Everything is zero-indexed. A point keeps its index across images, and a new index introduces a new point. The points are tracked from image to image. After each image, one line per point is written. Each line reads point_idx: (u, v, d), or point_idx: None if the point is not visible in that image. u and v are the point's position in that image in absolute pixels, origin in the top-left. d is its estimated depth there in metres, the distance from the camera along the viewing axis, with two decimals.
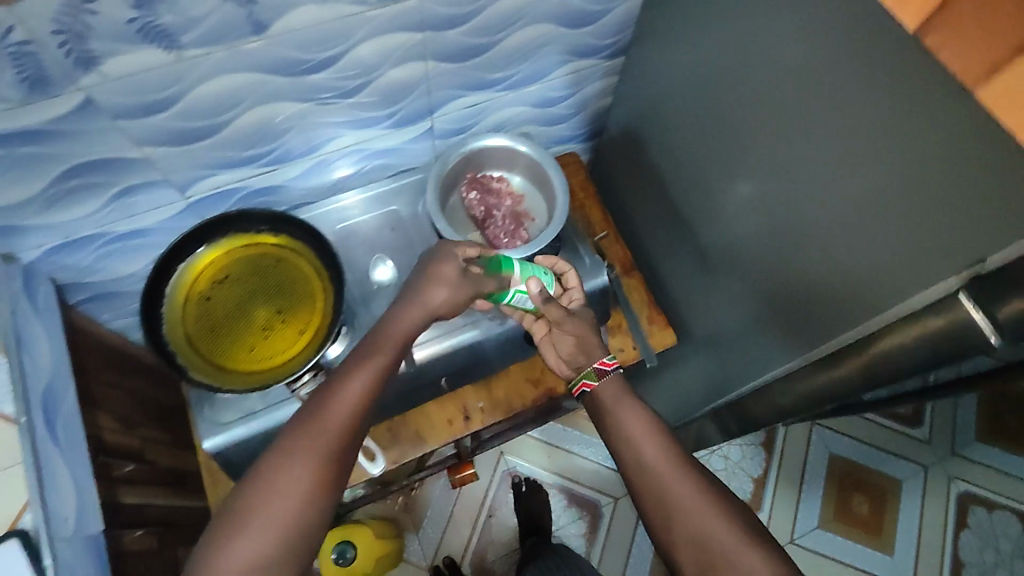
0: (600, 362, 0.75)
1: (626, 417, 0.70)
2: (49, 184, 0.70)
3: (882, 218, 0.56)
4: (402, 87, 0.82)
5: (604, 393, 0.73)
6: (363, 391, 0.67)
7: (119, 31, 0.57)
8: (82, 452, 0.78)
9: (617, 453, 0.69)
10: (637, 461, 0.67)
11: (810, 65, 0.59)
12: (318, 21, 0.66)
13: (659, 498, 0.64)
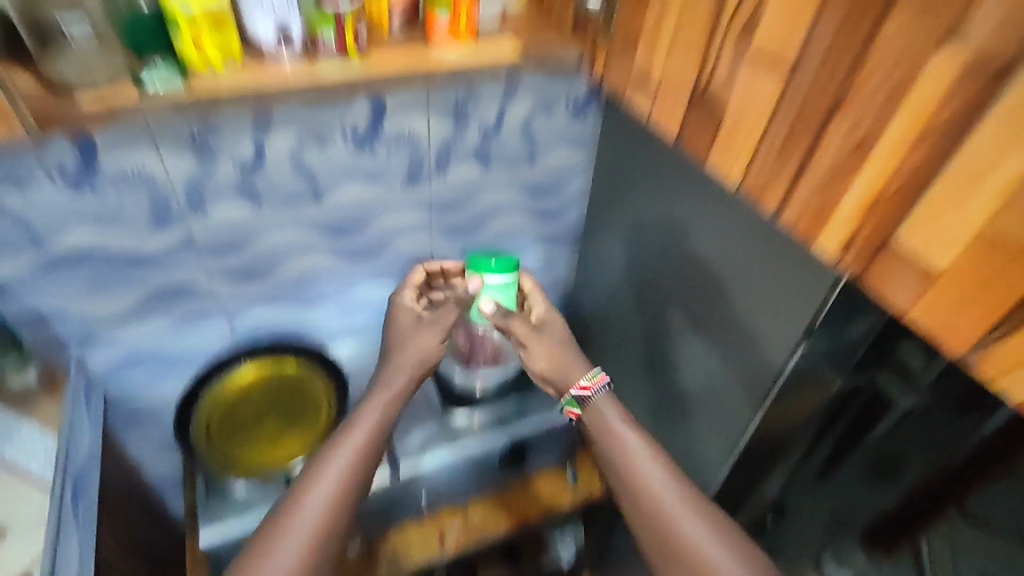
0: (581, 387, 0.82)
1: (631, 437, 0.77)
2: (136, 300, 0.93)
3: (742, 317, 0.70)
4: (412, 253, 1.10)
5: (612, 423, 0.79)
6: (343, 469, 0.75)
7: (227, 189, 0.86)
8: (89, 536, 0.85)
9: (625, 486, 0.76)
10: (658, 515, 0.73)
11: (700, 239, 0.74)
12: (357, 195, 0.96)
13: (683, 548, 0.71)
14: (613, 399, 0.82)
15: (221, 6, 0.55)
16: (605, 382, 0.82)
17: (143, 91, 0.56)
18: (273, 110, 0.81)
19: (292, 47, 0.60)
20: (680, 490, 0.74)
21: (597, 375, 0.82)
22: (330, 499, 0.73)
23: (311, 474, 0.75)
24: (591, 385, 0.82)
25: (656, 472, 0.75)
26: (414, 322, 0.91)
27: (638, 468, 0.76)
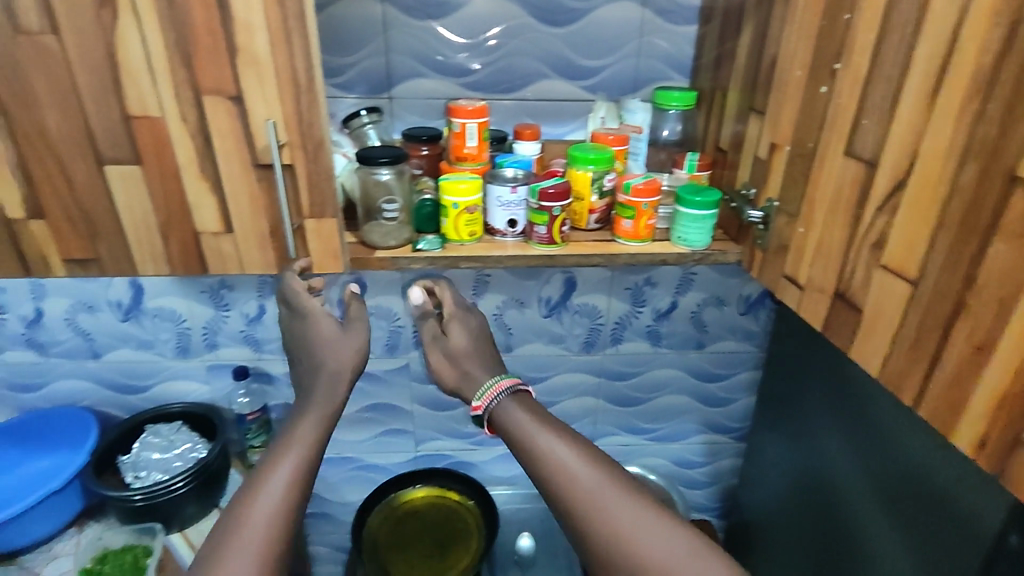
0: (473, 407, 0.70)
1: (539, 430, 0.64)
2: (355, 410, 1.16)
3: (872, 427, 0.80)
4: (577, 413, 1.21)
5: (515, 412, 0.67)
6: (289, 483, 0.61)
7: None
8: None
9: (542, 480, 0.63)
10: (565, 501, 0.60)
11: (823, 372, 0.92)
12: (540, 353, 1.13)
13: (617, 561, 0.57)
14: (527, 403, 0.68)
15: (478, 204, 0.72)
16: (499, 390, 0.68)
17: (412, 252, 0.71)
18: (491, 276, 1.04)
19: (516, 231, 0.75)
20: (588, 475, 0.60)
21: (485, 391, 0.69)
22: (279, 519, 0.59)
23: (251, 496, 0.60)
24: (482, 403, 0.69)
25: (572, 457, 0.62)
26: (334, 331, 0.71)
27: (544, 450, 0.63)
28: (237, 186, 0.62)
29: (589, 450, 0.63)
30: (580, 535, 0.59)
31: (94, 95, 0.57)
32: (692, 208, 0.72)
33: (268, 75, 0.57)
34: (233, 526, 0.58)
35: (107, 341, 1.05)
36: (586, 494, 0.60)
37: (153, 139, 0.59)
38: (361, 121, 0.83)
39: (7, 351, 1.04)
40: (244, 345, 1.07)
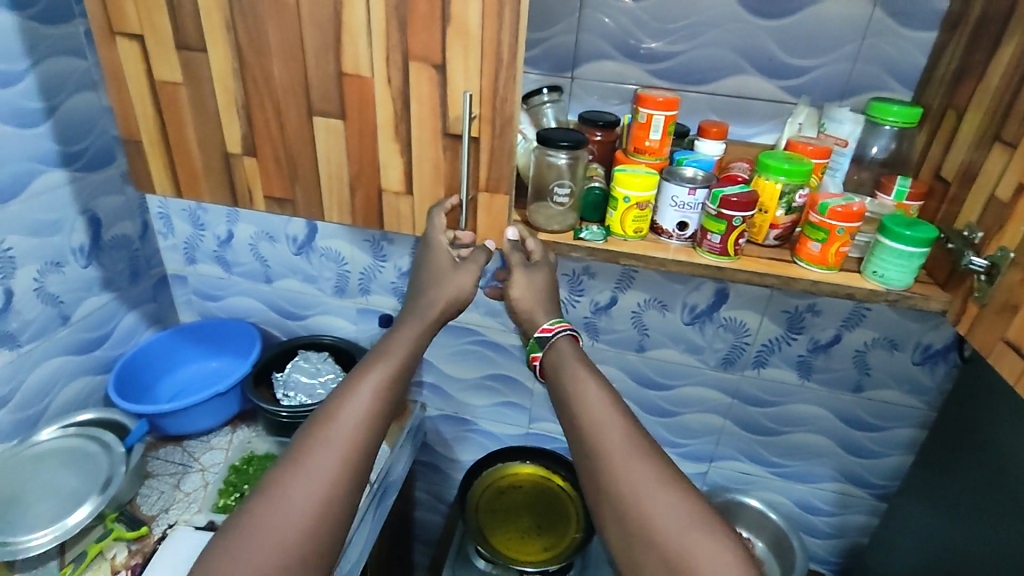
0: (540, 329, 0.68)
1: (586, 376, 0.63)
2: (480, 376, 1.19)
3: None
4: (699, 428, 1.15)
5: (564, 355, 0.66)
6: (376, 399, 0.60)
7: (577, 319, 1.08)
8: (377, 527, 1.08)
9: (575, 427, 0.61)
10: (598, 450, 0.58)
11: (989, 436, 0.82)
12: (675, 360, 1.08)
13: (629, 509, 0.54)
14: (577, 346, 0.67)
15: (652, 201, 0.69)
16: (564, 327, 0.68)
17: (574, 240, 0.70)
18: (637, 273, 1.01)
19: (684, 234, 0.71)
20: (627, 430, 0.59)
21: (554, 322, 0.68)
22: (357, 432, 0.57)
23: (330, 407, 0.58)
24: (551, 328, 0.68)
25: (611, 405, 0.61)
26: (448, 267, 0.68)
27: (587, 398, 0.61)
28: (424, 150, 0.65)
29: (619, 401, 0.62)
30: (592, 476, 0.57)
31: (318, 51, 0.62)
32: (896, 243, 0.64)
33: (473, 46, 0.58)
34: (311, 431, 0.57)
35: (279, 269, 1.16)
36: (617, 446, 0.57)
37: (359, 97, 0.63)
38: (541, 99, 0.82)
39: (200, 263, 1.19)
40: (392, 295, 1.14)
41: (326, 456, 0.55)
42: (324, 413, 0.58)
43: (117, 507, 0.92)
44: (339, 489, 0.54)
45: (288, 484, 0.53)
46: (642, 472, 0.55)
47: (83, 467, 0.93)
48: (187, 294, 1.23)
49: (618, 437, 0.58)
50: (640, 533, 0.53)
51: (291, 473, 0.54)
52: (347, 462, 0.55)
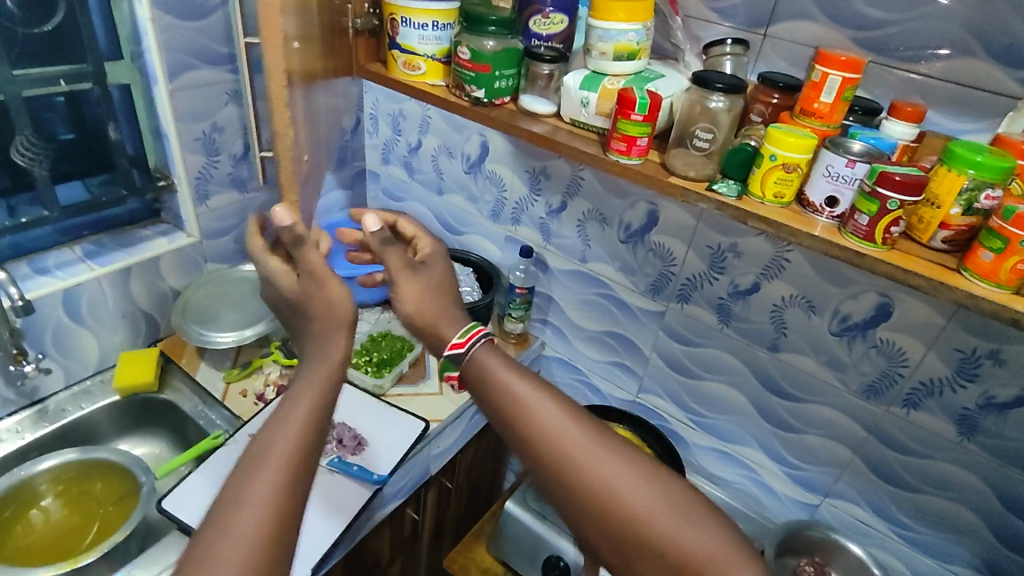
0: (453, 345, 0.72)
1: (518, 381, 0.66)
2: (600, 330, 1.20)
3: None
4: (820, 455, 1.05)
5: (489, 361, 0.68)
6: (311, 417, 0.57)
7: (710, 299, 1.03)
8: (469, 434, 1.17)
9: (521, 430, 0.62)
10: (553, 442, 0.60)
11: None
12: (809, 372, 0.98)
13: (598, 497, 0.57)
14: (494, 347, 0.70)
15: (803, 164, 0.63)
16: (478, 332, 0.72)
17: (705, 190, 0.67)
18: (788, 264, 0.93)
19: (833, 212, 0.64)
20: (582, 425, 0.61)
21: (466, 333, 0.72)
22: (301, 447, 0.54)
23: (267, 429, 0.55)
24: (464, 342, 0.71)
25: (553, 407, 0.62)
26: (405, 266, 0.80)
27: (527, 400, 0.63)
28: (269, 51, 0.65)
29: (563, 400, 0.64)
30: (554, 465, 0.59)
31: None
32: None
33: None
34: (248, 460, 0.52)
35: (450, 184, 1.28)
36: (571, 438, 0.60)
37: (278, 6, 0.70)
38: (722, 50, 0.80)
39: (391, 165, 1.36)
40: (538, 229, 1.19)
41: (266, 480, 0.51)
42: (262, 438, 0.54)
43: (281, 338, 1.14)
44: (280, 512, 0.50)
45: (231, 520, 0.48)
46: (605, 461, 0.58)
47: (265, 297, 1.16)
48: (376, 190, 1.42)
49: (571, 430, 0.61)
50: (623, 515, 0.56)
51: (236, 505, 0.49)
52: (290, 474, 0.52)
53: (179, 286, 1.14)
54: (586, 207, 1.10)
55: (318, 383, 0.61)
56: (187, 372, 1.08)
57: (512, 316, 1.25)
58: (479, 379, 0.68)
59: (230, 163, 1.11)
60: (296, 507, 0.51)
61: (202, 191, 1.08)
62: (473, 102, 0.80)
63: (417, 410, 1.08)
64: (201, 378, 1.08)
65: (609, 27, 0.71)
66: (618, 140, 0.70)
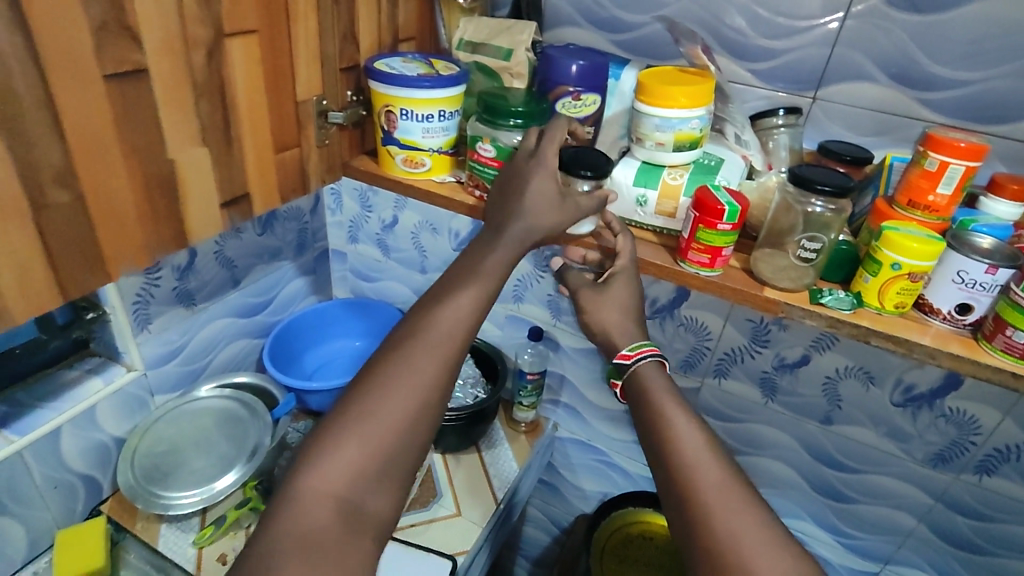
0: (619, 354, 0.61)
1: (675, 407, 0.55)
2: (625, 409, 1.09)
3: None
4: (878, 524, 0.97)
5: (652, 382, 0.58)
6: (417, 397, 0.51)
7: (752, 373, 0.94)
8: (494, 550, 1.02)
9: (664, 472, 0.52)
10: (691, 497, 0.49)
11: None
12: (867, 442, 0.91)
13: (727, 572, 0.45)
14: (661, 370, 0.59)
15: (928, 270, 0.54)
16: (649, 351, 0.60)
17: (810, 304, 0.57)
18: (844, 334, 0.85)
19: (966, 320, 0.55)
20: (722, 466, 0.50)
21: (637, 345, 0.60)
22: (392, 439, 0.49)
23: (364, 390, 0.51)
24: (631, 354, 0.60)
25: (702, 448, 0.52)
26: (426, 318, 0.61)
27: (679, 434, 0.53)
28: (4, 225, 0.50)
29: (715, 437, 0.53)
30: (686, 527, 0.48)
31: None
32: None
33: None
34: (347, 419, 0.49)
35: (435, 262, 1.13)
36: (713, 493, 0.49)
37: None
38: (775, 121, 0.70)
39: (360, 243, 1.19)
40: (546, 307, 1.06)
41: (347, 466, 0.48)
42: (359, 399, 0.50)
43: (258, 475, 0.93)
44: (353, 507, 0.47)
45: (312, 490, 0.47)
46: (741, 515, 0.47)
47: (235, 428, 0.96)
48: (343, 270, 1.24)
49: (716, 480, 0.49)
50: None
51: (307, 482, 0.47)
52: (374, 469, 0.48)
53: (122, 432, 0.92)
54: None
55: (404, 381, 0.51)
56: (146, 542, 0.87)
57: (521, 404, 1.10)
58: (639, 397, 0.57)
59: (174, 276, 0.90)
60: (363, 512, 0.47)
61: (142, 316, 0.88)
62: None
63: (439, 545, 0.91)
64: (164, 547, 0.87)
65: (668, 115, 0.60)
66: (697, 251, 0.59)
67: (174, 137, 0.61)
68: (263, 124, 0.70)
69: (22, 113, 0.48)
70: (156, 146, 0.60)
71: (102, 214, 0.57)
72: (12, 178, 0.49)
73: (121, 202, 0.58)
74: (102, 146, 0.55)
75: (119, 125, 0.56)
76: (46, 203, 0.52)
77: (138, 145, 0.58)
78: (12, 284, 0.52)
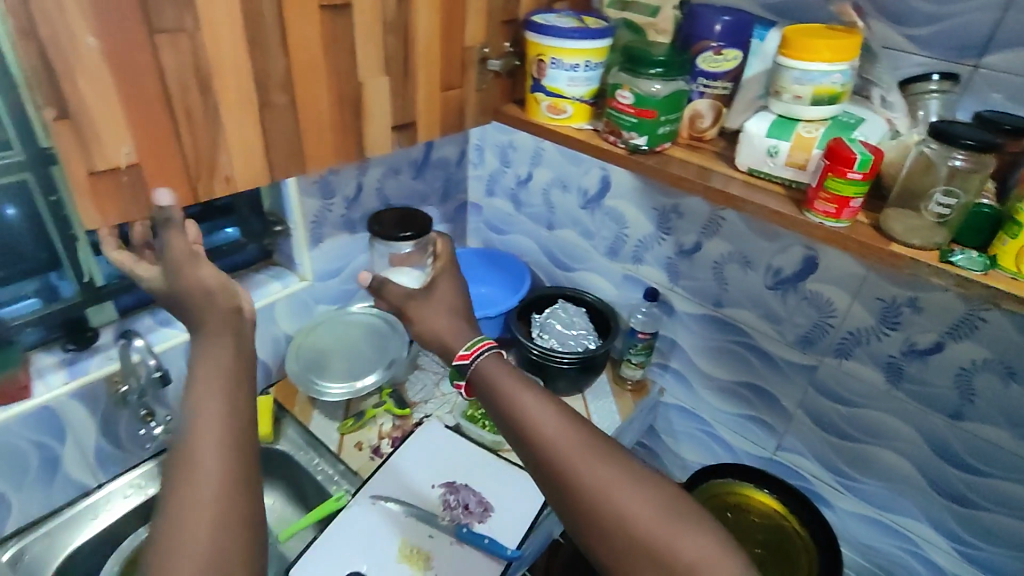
0: (460, 356, 0.68)
1: (518, 387, 0.63)
2: (734, 381, 1.10)
3: None
4: (1004, 537, 0.91)
5: (492, 373, 0.65)
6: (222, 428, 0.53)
7: (875, 356, 0.91)
8: None
9: (522, 439, 0.60)
10: (553, 453, 0.58)
11: None
12: (1001, 444, 0.85)
13: (593, 512, 0.55)
14: (501, 358, 0.67)
15: None
16: (484, 347, 0.67)
17: (940, 262, 0.57)
18: (987, 323, 0.80)
19: None
20: (581, 432, 0.59)
21: (472, 345, 0.68)
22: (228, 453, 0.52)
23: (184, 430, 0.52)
24: (470, 353, 0.67)
25: (544, 414, 0.60)
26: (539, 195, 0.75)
27: (528, 406, 0.61)
28: (241, 112, 0.66)
29: (558, 404, 0.62)
30: (556, 473, 0.57)
31: (227, 74, 0.63)
32: None
33: None
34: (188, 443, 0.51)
35: (563, 218, 1.20)
36: (573, 452, 0.57)
37: (228, 76, 0.63)
38: (927, 86, 0.68)
39: (496, 196, 1.29)
40: (664, 270, 1.09)
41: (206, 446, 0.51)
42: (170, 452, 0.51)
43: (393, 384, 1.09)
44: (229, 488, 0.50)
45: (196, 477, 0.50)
46: (601, 470, 0.56)
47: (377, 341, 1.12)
48: (478, 221, 1.36)
49: (571, 445, 0.58)
50: (621, 522, 0.54)
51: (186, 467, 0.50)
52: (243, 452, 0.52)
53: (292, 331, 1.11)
54: (727, 248, 1.00)
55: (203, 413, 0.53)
56: (301, 423, 1.04)
57: (630, 361, 1.15)
58: (482, 383, 0.65)
59: (344, 205, 1.06)
60: (244, 493, 0.51)
61: (316, 234, 1.04)
62: (631, 150, 0.73)
63: None
64: (315, 429, 1.03)
65: (810, 67, 0.62)
66: (824, 201, 0.60)
67: (366, 66, 0.74)
68: (433, 66, 0.81)
69: (264, 29, 0.64)
70: (353, 69, 0.73)
71: (308, 112, 0.72)
72: (250, 76, 0.65)
73: (322, 111, 0.73)
74: (314, 62, 0.69)
75: (329, 47, 0.70)
76: (270, 102, 0.68)
77: (339, 66, 0.72)
78: (241, 156, 0.68)
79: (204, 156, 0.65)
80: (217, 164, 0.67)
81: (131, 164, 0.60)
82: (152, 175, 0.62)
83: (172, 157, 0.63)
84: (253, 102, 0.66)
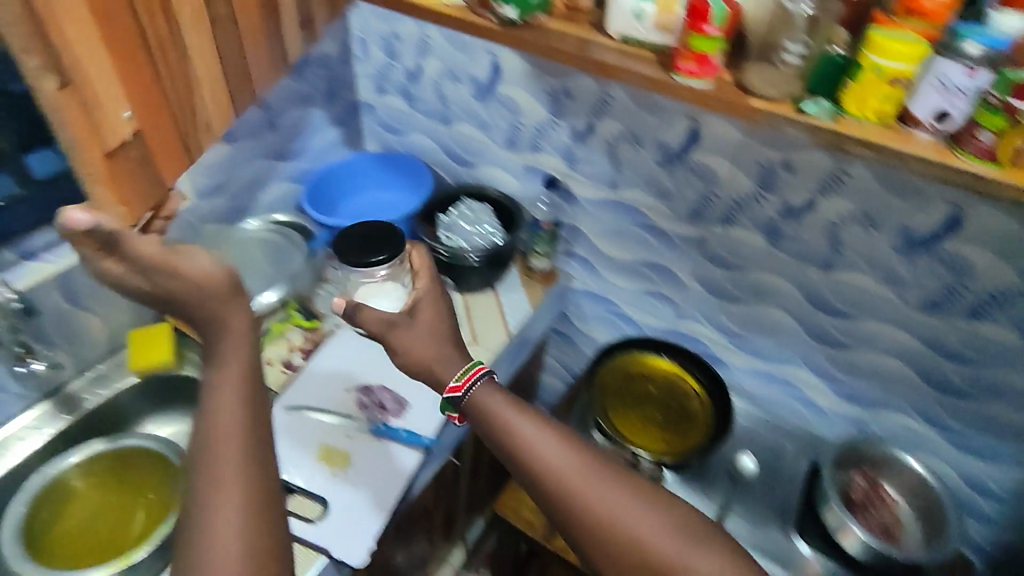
0: (450, 387, 0.72)
1: (517, 415, 0.70)
2: (634, 260, 1.14)
3: None
4: (868, 371, 1.02)
5: (489, 402, 0.71)
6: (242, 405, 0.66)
7: (757, 220, 0.97)
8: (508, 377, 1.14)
9: (527, 469, 0.67)
10: (558, 481, 0.66)
11: None
12: (863, 289, 0.94)
13: (599, 533, 0.64)
14: (493, 384, 0.73)
15: (911, 75, 0.59)
16: (478, 372, 0.73)
17: (795, 114, 0.63)
18: (851, 177, 0.85)
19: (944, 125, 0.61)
20: (580, 458, 0.67)
21: (463, 372, 0.72)
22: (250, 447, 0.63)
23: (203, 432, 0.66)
24: (460, 386, 0.71)
25: (546, 440, 0.68)
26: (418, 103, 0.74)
27: (523, 431, 0.69)
28: (199, 42, 0.67)
29: (559, 433, 0.70)
30: (562, 499, 0.65)
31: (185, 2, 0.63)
32: None
33: None
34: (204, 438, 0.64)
35: (458, 112, 1.16)
36: (577, 478, 0.66)
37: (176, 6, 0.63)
38: None
39: (388, 93, 1.22)
40: (561, 156, 1.09)
41: (226, 465, 0.61)
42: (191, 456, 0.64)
43: (298, 299, 1.07)
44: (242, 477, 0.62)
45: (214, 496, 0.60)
46: (600, 493, 0.65)
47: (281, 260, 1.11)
48: (372, 122, 1.29)
49: (575, 472, 0.66)
50: (625, 537, 0.63)
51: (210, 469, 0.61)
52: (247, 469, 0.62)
53: None
54: (618, 128, 1.00)
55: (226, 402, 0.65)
56: None
57: (535, 252, 1.17)
58: (479, 413, 0.71)
59: None
60: (250, 472, 0.62)
61: None
62: (503, 23, 0.70)
63: None
64: None
65: None
66: (686, 59, 0.62)
67: None
68: None
69: None
70: None
71: (246, 27, 0.75)
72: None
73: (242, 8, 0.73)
74: None
75: None
76: (216, 16, 0.69)
77: None
78: (209, 97, 0.71)
79: (182, 107, 0.68)
80: (196, 110, 0.70)
81: (133, 131, 0.61)
82: (149, 136, 0.63)
83: (162, 120, 0.65)
84: (206, 24, 0.68)
